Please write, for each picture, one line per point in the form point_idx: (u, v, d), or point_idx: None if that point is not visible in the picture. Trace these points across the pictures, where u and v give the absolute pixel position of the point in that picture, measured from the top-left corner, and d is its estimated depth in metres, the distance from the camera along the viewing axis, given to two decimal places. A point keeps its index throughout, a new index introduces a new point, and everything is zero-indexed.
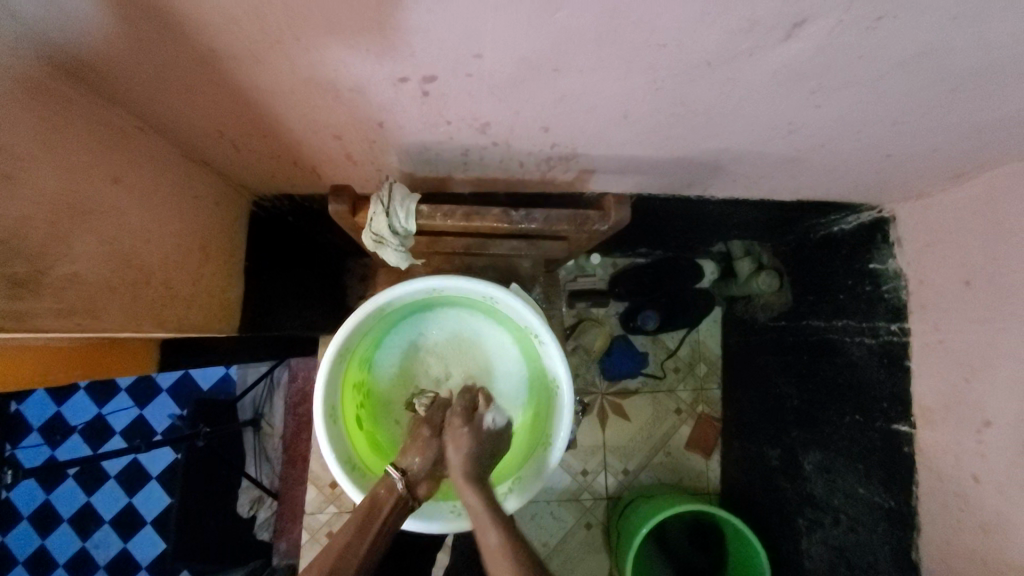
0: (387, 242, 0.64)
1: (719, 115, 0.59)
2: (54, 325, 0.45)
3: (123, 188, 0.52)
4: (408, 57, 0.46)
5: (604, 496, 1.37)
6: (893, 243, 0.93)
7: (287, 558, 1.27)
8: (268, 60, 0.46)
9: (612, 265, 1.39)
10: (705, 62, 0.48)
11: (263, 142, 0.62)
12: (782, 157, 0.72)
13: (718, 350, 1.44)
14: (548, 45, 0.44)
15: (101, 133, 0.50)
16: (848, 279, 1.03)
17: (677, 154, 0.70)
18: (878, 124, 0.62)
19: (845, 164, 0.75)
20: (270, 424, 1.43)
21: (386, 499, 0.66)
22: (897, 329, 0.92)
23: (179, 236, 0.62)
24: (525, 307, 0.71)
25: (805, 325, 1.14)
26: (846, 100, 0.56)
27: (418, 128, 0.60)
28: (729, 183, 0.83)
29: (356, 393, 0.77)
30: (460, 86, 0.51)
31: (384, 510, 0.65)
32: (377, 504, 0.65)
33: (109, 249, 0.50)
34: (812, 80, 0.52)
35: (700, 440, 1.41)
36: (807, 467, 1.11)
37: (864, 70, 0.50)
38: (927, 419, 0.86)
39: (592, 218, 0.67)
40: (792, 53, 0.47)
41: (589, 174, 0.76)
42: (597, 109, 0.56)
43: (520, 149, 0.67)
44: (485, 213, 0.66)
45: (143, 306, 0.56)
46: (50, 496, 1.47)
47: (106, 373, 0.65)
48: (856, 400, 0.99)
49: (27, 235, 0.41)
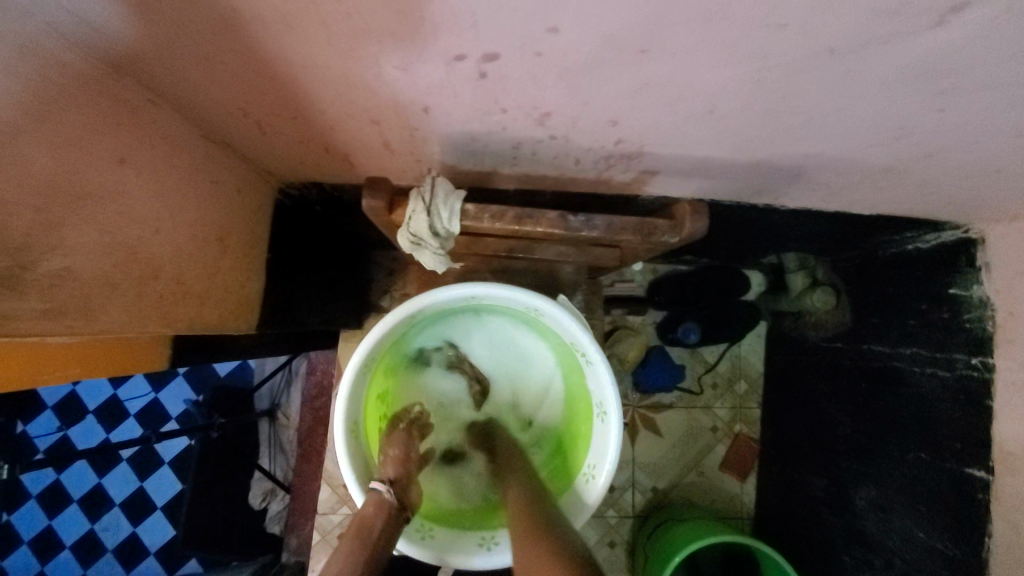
0: (425, 244, 0.57)
1: (820, 115, 0.50)
2: (39, 328, 0.38)
3: (130, 170, 0.46)
4: (468, 30, 0.38)
5: (631, 513, 1.29)
6: (981, 268, 0.83)
7: (297, 555, 1.23)
8: (302, 28, 0.39)
9: (652, 272, 1.30)
10: (826, 49, 0.39)
11: (292, 124, 0.55)
12: (875, 166, 0.62)
13: (760, 367, 1.35)
14: (641, 20, 0.36)
15: (108, 106, 0.43)
16: (923, 304, 0.92)
17: (755, 158, 0.61)
18: (1005, 135, 0.52)
19: (945, 178, 0.65)
20: (286, 415, 1.38)
21: (376, 515, 0.57)
22: (979, 364, 0.82)
23: (194, 225, 0.56)
24: (573, 321, 0.63)
25: (867, 349, 1.04)
26: (980, 103, 0.47)
27: (468, 116, 0.52)
28: (803, 193, 0.74)
29: (380, 404, 0.70)
30: (523, 68, 0.43)
31: (376, 524, 0.56)
32: (367, 521, 0.56)
33: (109, 240, 0.44)
34: (950, 77, 0.43)
35: (736, 461, 1.32)
36: (858, 503, 1.02)
37: (1017, 68, 0.41)
38: (1010, 466, 0.77)
39: (660, 228, 0.58)
40: (936, 43, 0.38)
41: (650, 176, 0.68)
42: (679, 102, 0.48)
43: (578, 144, 0.59)
44: (538, 217, 0.58)
45: (150, 303, 0.50)
46: (61, 475, 1.44)
47: (111, 372, 0.59)
48: (923, 437, 0.90)
49: (9, 224, 0.34)
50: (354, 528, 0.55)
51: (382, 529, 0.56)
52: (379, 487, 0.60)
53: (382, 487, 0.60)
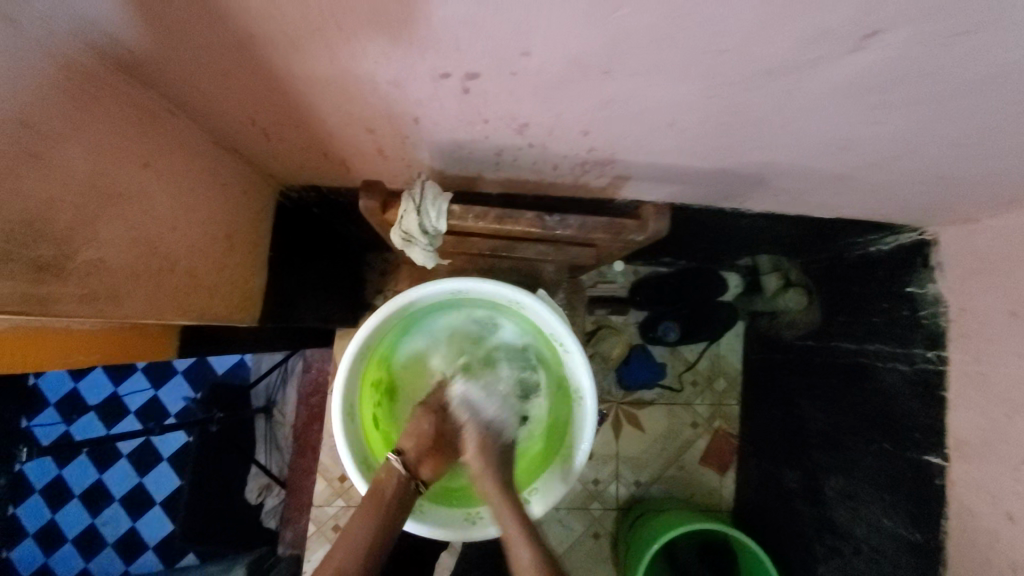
0: (416, 241, 0.63)
1: (768, 127, 0.56)
2: (75, 310, 0.43)
3: (152, 172, 0.51)
4: (452, 52, 0.44)
5: (614, 506, 1.34)
6: (934, 268, 0.89)
7: (292, 547, 1.27)
8: (308, 49, 0.45)
9: (634, 273, 1.37)
10: (763, 70, 0.45)
11: (295, 132, 0.61)
12: (826, 173, 0.69)
13: (739, 365, 1.41)
14: (600, 45, 0.42)
15: (134, 116, 0.49)
16: (884, 302, 0.99)
17: (718, 165, 0.67)
18: (935, 145, 0.59)
19: (891, 184, 0.72)
20: (282, 412, 1.43)
21: (387, 482, 0.67)
22: (933, 357, 0.88)
23: (206, 224, 0.61)
24: (552, 314, 0.69)
25: (834, 346, 1.10)
26: (906, 117, 0.53)
27: (454, 126, 0.58)
28: (767, 197, 0.80)
29: (374, 391, 0.76)
30: (502, 84, 0.49)
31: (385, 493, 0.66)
32: (378, 487, 0.66)
33: (135, 235, 0.49)
34: (874, 95, 0.49)
35: (716, 456, 1.38)
36: (828, 492, 1.07)
37: (931, 87, 0.47)
38: (961, 452, 0.82)
39: (628, 227, 0.64)
40: (856, 66, 0.44)
41: (623, 181, 0.74)
42: (642, 115, 0.54)
43: (555, 152, 0.65)
44: (517, 217, 0.63)
45: (167, 293, 0.55)
46: (62, 471, 1.48)
47: (126, 359, 0.65)
48: (885, 427, 0.95)
49: (54, 218, 0.40)
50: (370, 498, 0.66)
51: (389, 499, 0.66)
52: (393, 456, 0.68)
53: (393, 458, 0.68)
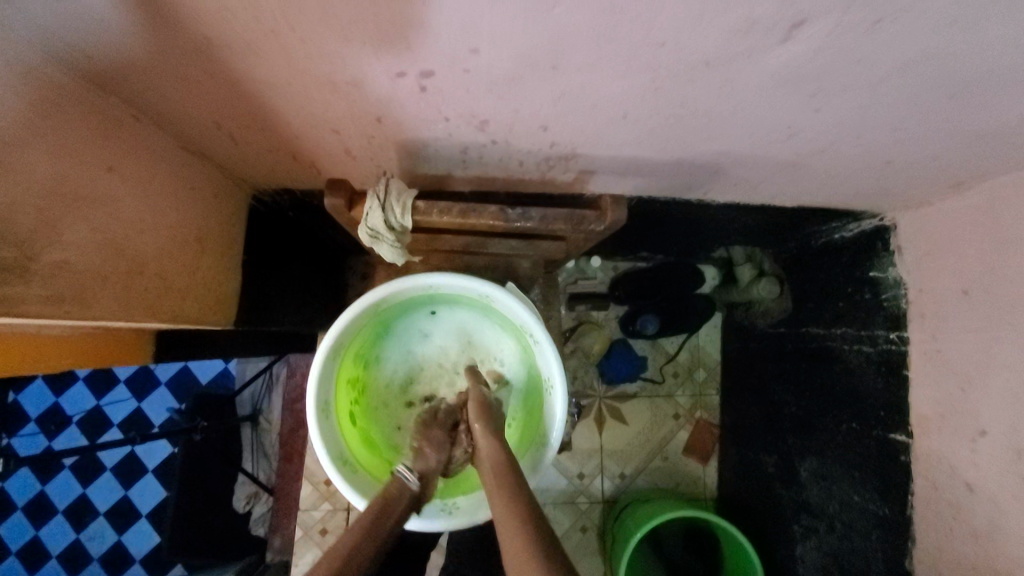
0: (383, 238, 0.64)
1: (717, 117, 0.58)
2: (42, 311, 0.44)
3: (117, 176, 0.52)
4: (404, 52, 0.46)
5: (600, 499, 1.36)
6: (894, 251, 0.92)
7: (280, 554, 1.28)
8: (265, 53, 0.46)
9: (613, 269, 1.39)
10: (702, 62, 0.48)
11: (262, 135, 0.62)
12: (780, 161, 0.71)
13: (718, 356, 1.43)
14: (544, 41, 0.44)
15: (97, 121, 0.50)
16: (848, 287, 1.02)
17: (676, 156, 0.69)
18: (877, 130, 0.61)
19: (844, 170, 0.74)
20: (268, 419, 1.43)
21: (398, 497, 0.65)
22: (896, 338, 0.90)
23: (175, 227, 0.62)
24: (520, 306, 0.70)
25: (805, 332, 1.13)
26: (845, 104, 0.56)
27: (417, 124, 0.60)
28: (730, 187, 0.83)
29: (350, 389, 0.77)
30: (457, 81, 0.51)
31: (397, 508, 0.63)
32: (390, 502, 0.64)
33: (101, 238, 0.50)
34: (811, 82, 0.52)
35: (697, 445, 1.40)
36: (803, 475, 1.10)
37: (862, 73, 0.50)
38: (924, 429, 0.85)
39: (589, 218, 0.66)
40: (788, 56, 0.47)
41: (589, 175, 0.76)
42: (595, 108, 0.56)
43: (518, 147, 0.67)
44: (481, 210, 0.65)
45: (137, 295, 0.56)
46: (46, 487, 1.47)
47: (103, 363, 0.66)
48: (853, 407, 0.98)
49: (16, 220, 0.41)
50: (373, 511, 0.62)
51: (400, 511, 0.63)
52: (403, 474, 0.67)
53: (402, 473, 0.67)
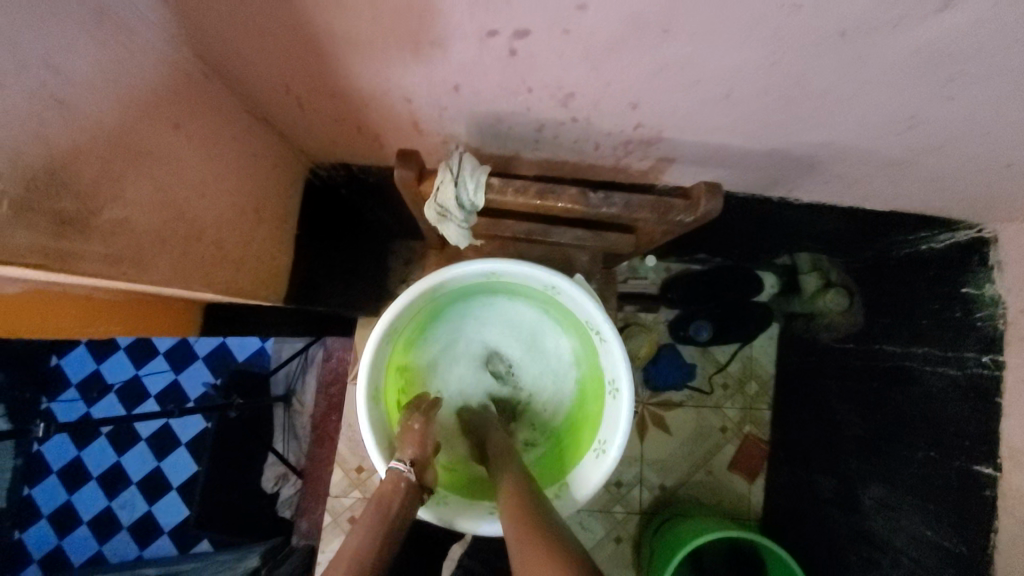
0: (451, 216, 0.60)
1: (832, 102, 0.52)
2: (99, 272, 0.41)
3: (183, 134, 0.49)
4: (502, 6, 0.41)
5: (637, 511, 1.30)
6: (993, 267, 0.83)
7: (305, 539, 1.25)
8: (349, 3, 0.42)
9: (665, 270, 1.31)
10: (839, 31, 0.41)
11: (330, 101, 0.59)
12: (888, 158, 0.64)
13: (772, 369, 1.35)
14: (663, 0, 0.39)
15: (168, 72, 0.47)
16: (935, 303, 0.93)
17: (772, 146, 0.63)
18: (1014, 125, 0.54)
19: (958, 172, 0.66)
20: (301, 401, 1.40)
21: (396, 492, 0.60)
22: (989, 362, 0.82)
23: (235, 194, 0.59)
24: (589, 299, 0.65)
25: (877, 349, 1.04)
26: (990, 91, 0.48)
27: (496, 95, 0.55)
28: (819, 185, 0.76)
29: (399, 376, 0.73)
30: (553, 46, 0.46)
31: (394, 504, 0.59)
32: (386, 499, 0.60)
33: (163, 198, 0.47)
34: (958, 63, 0.45)
35: (744, 461, 1.33)
36: (867, 503, 1.02)
37: (1022, 56, 0.43)
38: (1021, 464, 0.76)
39: (676, 207, 0.60)
40: (943, 27, 0.40)
41: (667, 164, 0.70)
42: (698, 85, 0.51)
43: (599, 128, 0.61)
44: (559, 191, 0.60)
45: (193, 263, 0.53)
46: (82, 453, 1.48)
47: (148, 331, 0.63)
48: (932, 435, 0.89)
49: (79, 170, 0.38)
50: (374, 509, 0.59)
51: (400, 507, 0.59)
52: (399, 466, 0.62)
53: (402, 466, 0.62)
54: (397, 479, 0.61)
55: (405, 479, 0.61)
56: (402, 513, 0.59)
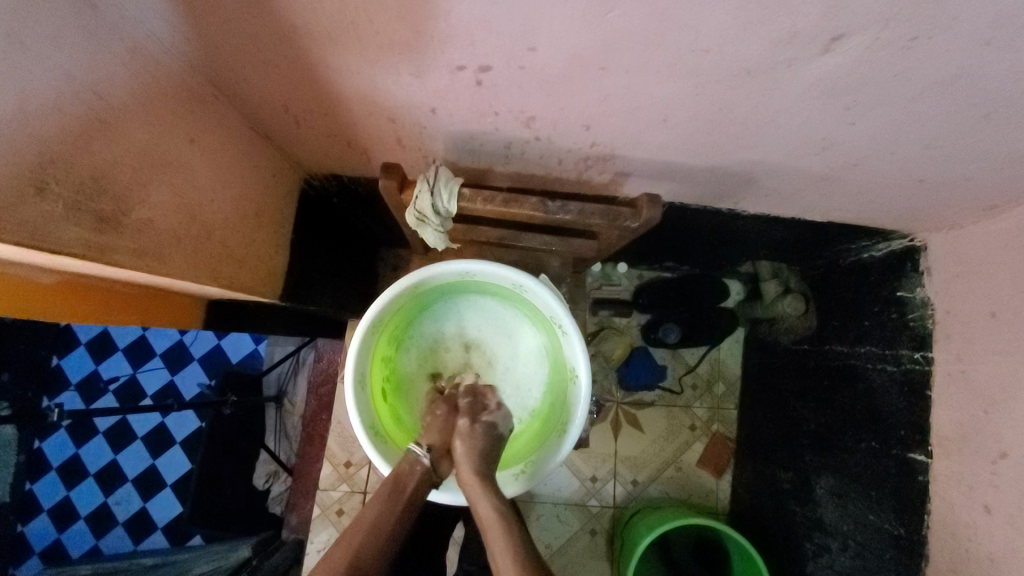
0: (429, 221, 0.69)
1: (754, 126, 0.61)
2: (128, 263, 0.49)
3: (197, 148, 0.57)
4: (467, 46, 0.50)
5: (611, 504, 1.37)
6: (923, 272, 0.93)
7: (295, 533, 1.30)
8: (341, 41, 0.50)
9: (638, 276, 1.41)
10: (744, 70, 0.51)
11: (324, 120, 0.67)
12: (814, 174, 0.73)
13: (738, 371, 1.44)
14: (597, 44, 0.48)
15: (186, 96, 0.55)
16: (875, 306, 1.02)
17: (711, 163, 0.72)
18: (910, 147, 0.63)
19: (877, 187, 0.76)
20: (292, 402, 1.47)
21: (410, 474, 0.71)
22: (920, 358, 0.91)
23: (239, 200, 0.67)
24: (552, 297, 0.73)
25: (828, 349, 1.13)
26: (881, 118, 0.57)
27: (467, 117, 0.64)
28: (762, 198, 0.85)
29: (384, 366, 0.81)
30: (512, 78, 0.55)
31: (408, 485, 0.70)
32: (402, 478, 0.70)
33: (179, 202, 0.55)
34: (847, 95, 0.54)
35: (713, 459, 1.40)
36: (818, 492, 1.09)
37: (897, 90, 0.52)
38: (945, 448, 0.84)
39: (624, 215, 0.69)
40: (826, 68, 0.50)
41: (624, 178, 0.79)
42: (638, 110, 0.59)
43: (560, 146, 0.70)
44: (523, 201, 0.69)
45: (203, 259, 0.61)
46: (80, 450, 1.54)
47: (156, 322, 0.70)
48: (873, 426, 0.98)
49: (115, 177, 0.46)
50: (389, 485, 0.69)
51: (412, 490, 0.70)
52: (418, 449, 0.72)
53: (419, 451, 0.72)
54: (414, 461, 0.72)
55: (422, 462, 0.72)
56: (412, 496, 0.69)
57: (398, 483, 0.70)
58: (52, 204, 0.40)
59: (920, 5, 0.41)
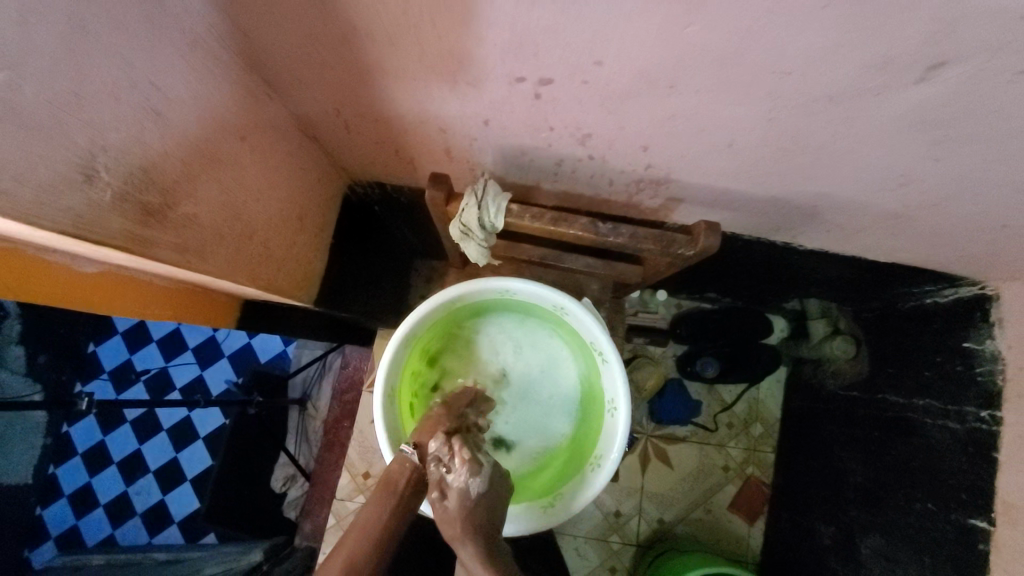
0: (473, 235, 0.66)
1: (826, 156, 0.57)
2: (168, 257, 0.48)
3: (247, 145, 0.57)
4: (530, 57, 0.48)
5: (634, 542, 1.30)
6: (994, 322, 0.86)
7: (308, 540, 1.27)
8: (400, 45, 0.49)
9: (676, 306, 1.36)
10: (826, 95, 0.47)
11: (374, 127, 0.66)
12: (884, 211, 0.68)
13: (777, 413, 1.37)
14: (669, 60, 0.45)
15: (242, 93, 0.55)
16: (938, 355, 0.94)
17: (773, 194, 0.68)
18: (998, 189, 0.58)
19: (954, 229, 0.70)
20: (315, 406, 1.46)
21: (400, 475, 0.69)
22: (987, 417, 0.84)
23: (283, 202, 0.66)
24: (594, 323, 0.70)
25: (882, 399, 1.05)
26: (972, 156, 0.53)
27: (521, 131, 0.62)
28: (823, 233, 0.80)
29: (412, 382, 0.78)
30: (573, 92, 0.52)
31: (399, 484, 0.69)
32: (393, 477, 0.69)
33: (225, 200, 0.54)
34: (938, 129, 0.49)
35: (746, 503, 1.33)
36: (864, 553, 1.02)
37: (995, 126, 0.47)
38: (1011, 517, 0.77)
39: (678, 241, 0.66)
40: (920, 97, 0.45)
41: (676, 204, 0.75)
42: (702, 133, 0.56)
43: (614, 166, 0.67)
44: (572, 220, 0.66)
45: (243, 258, 0.60)
46: (106, 437, 1.55)
47: (188, 319, 0.70)
48: (930, 486, 0.90)
49: (164, 169, 0.45)
50: (382, 489, 0.69)
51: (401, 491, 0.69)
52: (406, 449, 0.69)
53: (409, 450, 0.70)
54: (402, 460, 0.69)
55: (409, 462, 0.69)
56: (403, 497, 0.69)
57: (388, 480, 0.70)
58: (100, 192, 0.39)
59: None
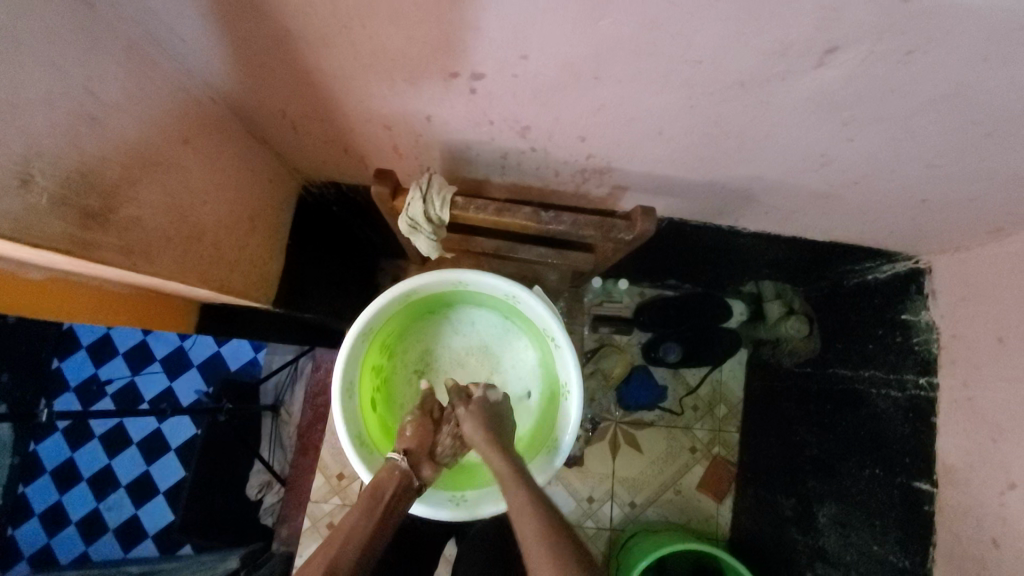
0: (421, 229, 0.68)
1: (752, 139, 0.60)
2: (113, 260, 0.49)
3: (191, 149, 0.58)
4: (461, 53, 0.50)
5: (608, 526, 1.34)
6: (926, 295, 0.91)
7: (286, 545, 1.28)
8: (335, 45, 0.51)
9: (639, 294, 1.39)
10: (739, 82, 0.50)
11: (321, 126, 0.67)
12: (813, 191, 0.72)
13: (740, 394, 1.42)
14: (590, 53, 0.48)
15: (181, 97, 0.56)
16: (878, 329, 0.99)
17: (710, 179, 0.72)
18: (910, 165, 0.62)
19: (878, 207, 0.74)
20: (289, 411, 1.45)
21: (388, 482, 0.68)
22: (925, 384, 0.88)
23: (233, 203, 0.67)
24: (544, 308, 0.72)
25: (831, 373, 1.10)
26: (881, 135, 0.57)
27: (464, 126, 0.64)
28: (762, 214, 0.84)
29: (374, 376, 0.80)
30: (506, 86, 0.55)
31: (386, 491, 0.68)
32: (380, 485, 0.68)
33: (170, 202, 0.55)
34: (845, 110, 0.53)
35: (712, 482, 1.37)
36: (820, 520, 1.06)
37: (896, 105, 0.51)
38: (950, 477, 0.81)
39: (618, 227, 0.69)
40: (822, 81, 0.49)
41: (622, 192, 0.78)
42: (633, 122, 0.59)
43: (557, 157, 0.70)
44: (516, 211, 0.68)
45: (193, 260, 0.61)
46: (75, 454, 1.53)
47: (146, 324, 0.70)
48: (876, 453, 0.94)
49: (103, 175, 0.46)
50: (366, 497, 0.67)
51: (391, 498, 0.67)
52: (394, 456, 0.71)
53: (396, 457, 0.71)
54: (391, 467, 0.70)
55: (399, 466, 0.70)
56: (391, 503, 0.67)
57: (376, 489, 0.68)
58: (37, 197, 0.40)
59: (915, 16, 0.40)
